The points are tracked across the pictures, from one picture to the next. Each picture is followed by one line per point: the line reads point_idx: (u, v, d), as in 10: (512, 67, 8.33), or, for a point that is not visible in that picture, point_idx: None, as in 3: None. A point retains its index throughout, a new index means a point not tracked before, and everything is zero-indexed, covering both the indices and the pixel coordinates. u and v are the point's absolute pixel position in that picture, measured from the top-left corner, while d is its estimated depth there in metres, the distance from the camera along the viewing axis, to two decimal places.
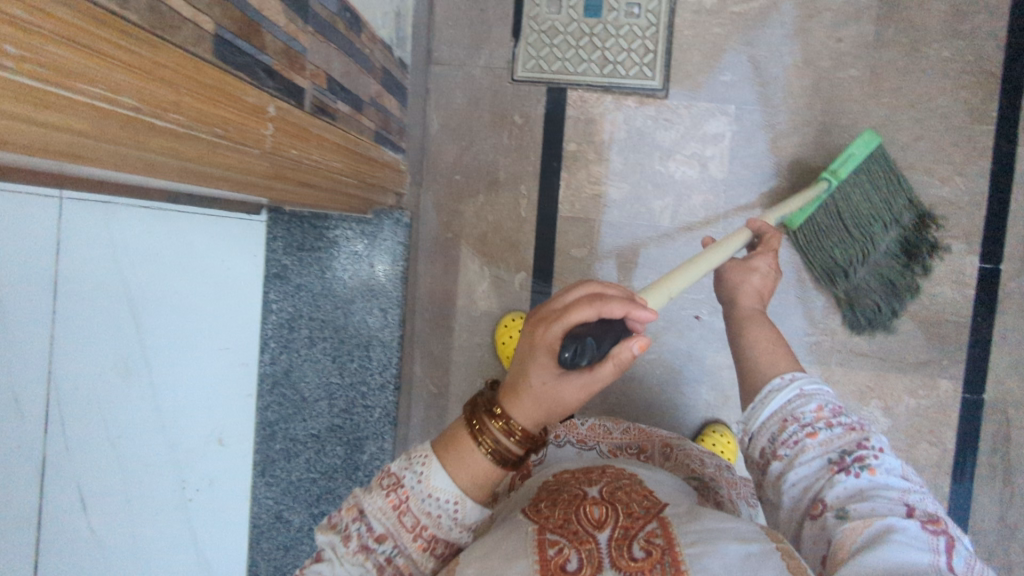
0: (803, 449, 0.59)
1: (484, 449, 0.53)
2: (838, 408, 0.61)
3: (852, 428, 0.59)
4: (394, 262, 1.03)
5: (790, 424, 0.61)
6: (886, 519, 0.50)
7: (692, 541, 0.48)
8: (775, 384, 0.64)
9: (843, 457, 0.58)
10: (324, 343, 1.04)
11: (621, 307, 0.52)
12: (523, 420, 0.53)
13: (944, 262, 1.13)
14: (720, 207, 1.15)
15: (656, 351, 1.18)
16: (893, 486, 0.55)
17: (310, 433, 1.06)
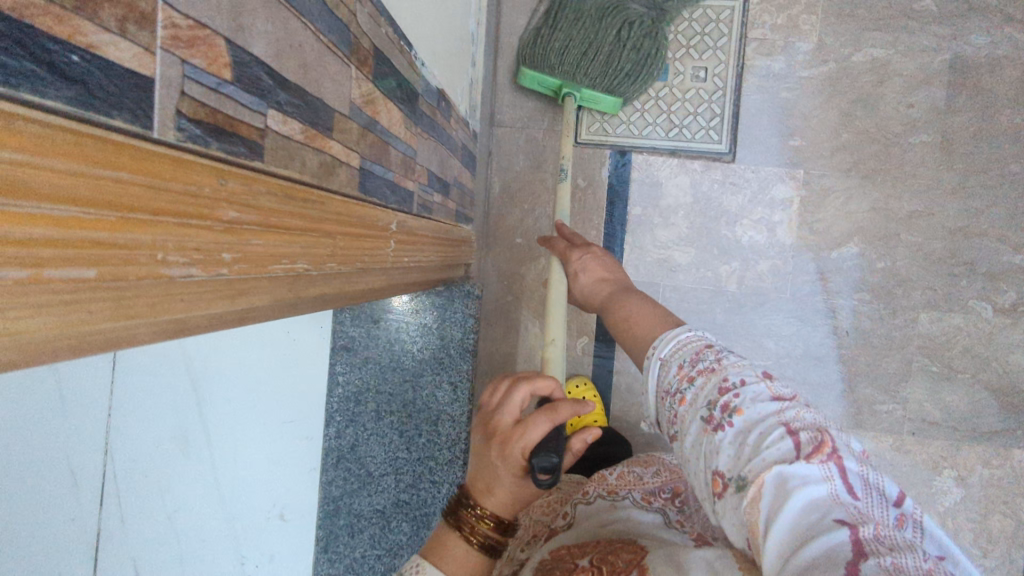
0: (682, 420, 0.53)
1: (466, 539, 0.55)
2: (696, 354, 0.55)
3: (708, 370, 0.53)
4: (464, 333, 1.00)
5: (666, 397, 0.55)
6: (772, 471, 0.43)
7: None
8: (651, 362, 0.59)
9: (712, 409, 0.50)
10: (391, 417, 1.01)
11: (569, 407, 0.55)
12: (497, 515, 0.56)
13: (1019, 329, 1.11)
14: (788, 272, 1.13)
15: None
16: (767, 415, 0.48)
17: (375, 509, 1.02)
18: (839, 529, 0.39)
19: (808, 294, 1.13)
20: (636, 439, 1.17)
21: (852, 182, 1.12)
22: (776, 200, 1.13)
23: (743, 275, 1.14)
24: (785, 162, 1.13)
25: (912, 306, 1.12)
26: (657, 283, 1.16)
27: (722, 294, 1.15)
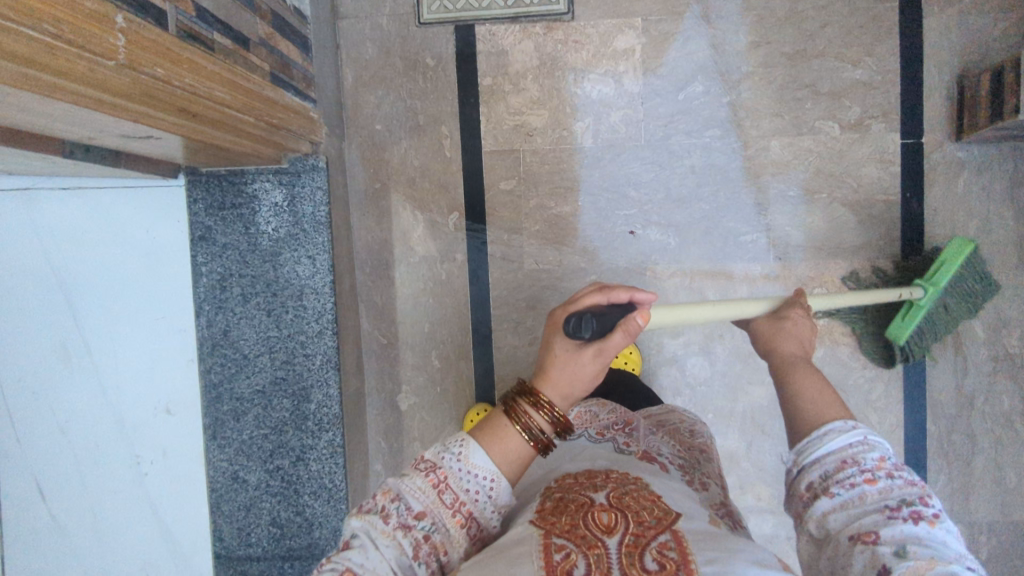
0: (855, 492, 0.52)
1: (519, 428, 0.57)
2: (903, 465, 0.55)
3: (914, 484, 0.53)
4: (316, 208, 1.03)
5: (848, 466, 0.54)
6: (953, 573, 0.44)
7: (708, 559, 0.47)
8: (843, 429, 0.57)
9: (900, 505, 0.51)
10: (257, 299, 1.04)
11: (625, 293, 0.64)
12: (551, 394, 0.59)
13: (867, 143, 1.14)
14: (639, 120, 1.16)
15: (596, 272, 1.18)
16: (952, 547, 0.48)
17: (255, 390, 1.05)
18: None
19: (661, 139, 1.16)
20: (519, 303, 1.20)
21: (689, 24, 1.15)
22: (619, 52, 1.16)
23: (598, 130, 1.17)
24: (622, 12, 1.15)
25: (762, 136, 1.15)
26: (518, 149, 1.18)
27: (581, 151, 1.17)
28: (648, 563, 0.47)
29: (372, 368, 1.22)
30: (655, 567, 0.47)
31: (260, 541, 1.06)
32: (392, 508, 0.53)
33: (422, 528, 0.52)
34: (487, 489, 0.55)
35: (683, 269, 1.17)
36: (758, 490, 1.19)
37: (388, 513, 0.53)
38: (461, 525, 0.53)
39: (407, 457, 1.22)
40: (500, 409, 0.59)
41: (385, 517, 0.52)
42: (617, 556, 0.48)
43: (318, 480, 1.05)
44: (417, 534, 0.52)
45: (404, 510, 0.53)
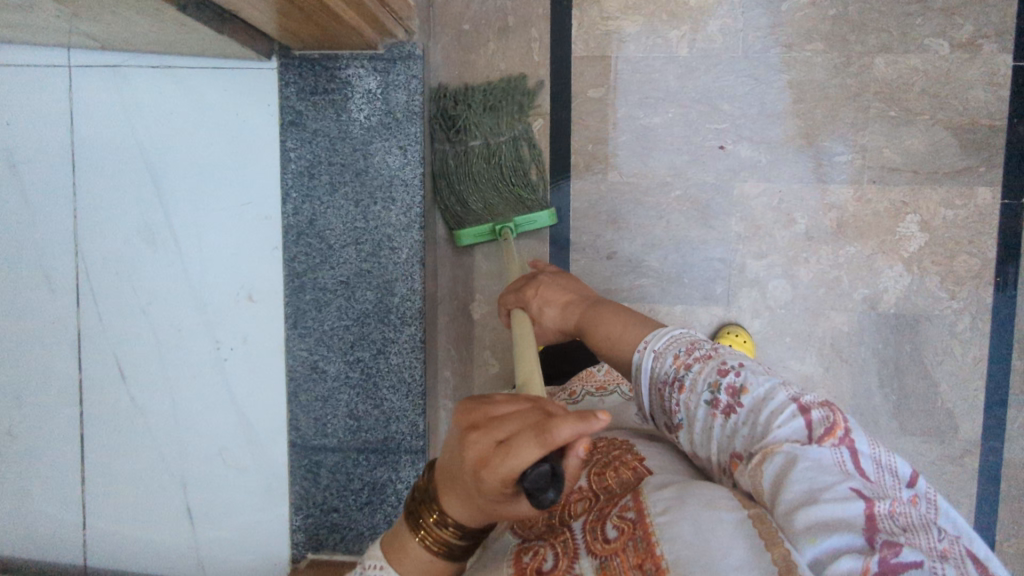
0: (686, 407, 0.57)
1: (426, 543, 0.50)
2: (692, 346, 0.60)
3: (711, 357, 0.58)
4: (410, 96, 1.00)
5: (667, 388, 0.59)
6: (785, 449, 0.48)
7: (662, 508, 0.47)
8: (643, 354, 0.62)
9: (721, 397, 0.55)
10: (346, 188, 1.02)
11: (566, 432, 0.40)
12: (457, 515, 0.48)
13: (977, 64, 1.09)
14: (738, 30, 1.12)
15: (681, 187, 1.15)
16: (775, 392, 0.53)
17: (339, 281, 1.04)
18: (853, 502, 0.44)
19: (760, 51, 1.12)
20: (599, 217, 1.18)
21: None
22: None
23: (693, 38, 1.13)
24: None
25: (866, 52, 1.11)
26: (609, 56, 1.15)
27: (674, 60, 1.13)
28: (608, 532, 0.48)
29: (445, 276, 1.21)
30: (615, 535, 0.47)
31: (336, 432, 1.07)
32: None
33: None
34: None
35: (771, 188, 1.14)
36: None
37: None
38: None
39: (476, 366, 1.22)
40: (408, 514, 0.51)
41: None
42: (583, 535, 0.50)
43: (398, 375, 1.05)
44: None
45: None
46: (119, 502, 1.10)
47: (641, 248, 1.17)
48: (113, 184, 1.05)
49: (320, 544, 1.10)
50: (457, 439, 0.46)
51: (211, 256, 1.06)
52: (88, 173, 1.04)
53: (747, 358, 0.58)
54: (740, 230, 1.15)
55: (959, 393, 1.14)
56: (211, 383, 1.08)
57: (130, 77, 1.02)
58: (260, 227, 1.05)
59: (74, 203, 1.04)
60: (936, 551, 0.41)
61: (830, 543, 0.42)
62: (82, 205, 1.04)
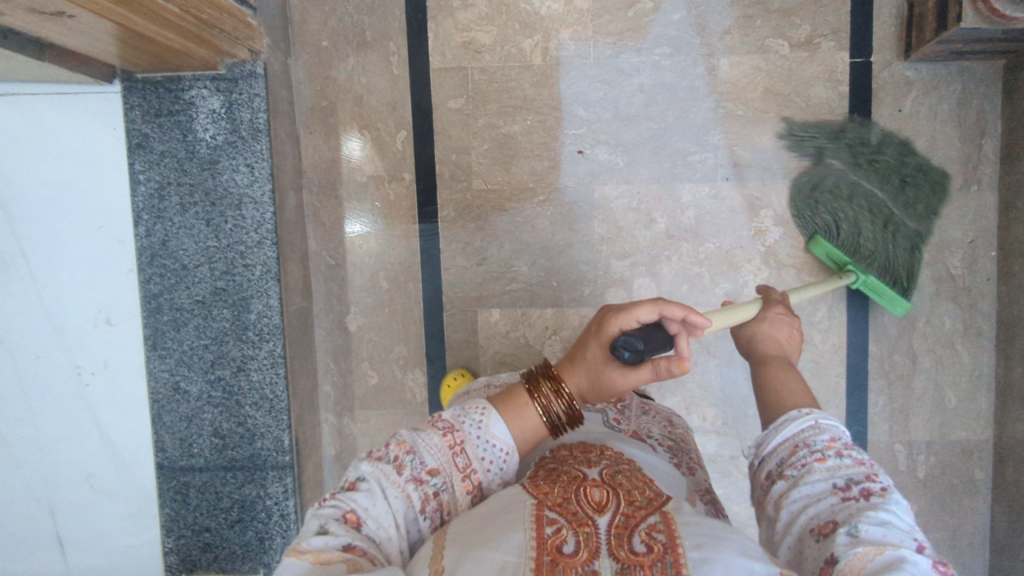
0: (810, 472, 0.54)
1: (539, 404, 0.61)
2: (854, 444, 0.56)
3: (866, 462, 0.54)
4: (254, 115, 1.01)
5: (801, 450, 0.56)
6: (897, 550, 0.45)
7: (696, 542, 0.46)
8: (799, 415, 0.58)
9: (850, 485, 0.52)
10: (197, 208, 1.03)
11: (680, 311, 0.59)
12: (572, 383, 0.63)
13: (816, 62, 1.13)
14: (588, 37, 1.15)
15: (544, 193, 1.18)
16: (909, 521, 0.48)
17: (196, 300, 1.04)
18: None
19: (611, 57, 1.15)
20: (468, 226, 1.19)
21: None
22: None
23: (546, 47, 1.15)
24: None
25: (711, 55, 1.14)
26: (466, 67, 1.17)
27: (530, 69, 1.16)
28: (636, 544, 0.47)
29: (320, 289, 1.22)
30: (643, 549, 0.46)
31: (202, 451, 1.07)
32: (406, 460, 0.55)
33: (433, 485, 0.55)
34: (501, 461, 0.58)
35: (630, 190, 1.16)
36: (703, 411, 1.20)
37: (402, 464, 0.55)
38: (471, 491, 0.56)
39: (357, 377, 1.23)
40: (525, 381, 0.63)
41: (398, 468, 0.54)
42: (605, 536, 0.48)
43: (260, 391, 1.05)
44: (428, 490, 0.54)
45: (419, 465, 0.55)
46: None
47: (511, 253, 1.19)
48: None
49: (194, 565, 1.10)
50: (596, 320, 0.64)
51: (68, 281, 1.04)
52: None
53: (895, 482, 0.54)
54: (603, 232, 1.17)
55: (820, 380, 1.17)
56: (75, 410, 1.06)
57: None
58: (114, 249, 1.05)
59: None
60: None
61: None
62: None
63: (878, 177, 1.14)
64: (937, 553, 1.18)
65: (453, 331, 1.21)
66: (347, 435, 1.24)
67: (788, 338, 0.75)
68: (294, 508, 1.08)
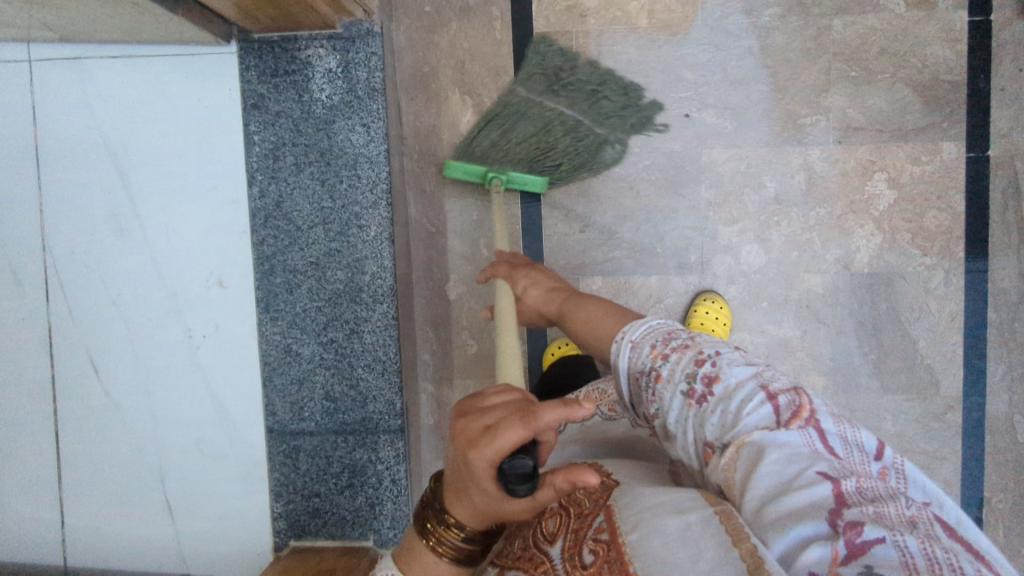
0: (662, 395, 0.58)
1: (434, 550, 0.55)
2: (666, 338, 0.61)
3: (685, 349, 0.59)
4: (370, 73, 1.01)
5: (645, 378, 0.60)
6: (755, 437, 0.48)
7: (631, 526, 0.47)
8: (622, 346, 0.64)
9: (694, 385, 0.56)
10: (311, 168, 1.03)
11: (554, 415, 0.46)
12: (464, 517, 0.53)
13: (933, 21, 1.10)
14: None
15: (649, 157, 1.16)
16: (745, 379, 0.54)
17: (309, 262, 1.04)
18: (819, 483, 0.43)
19: (719, 19, 1.13)
20: (570, 192, 1.18)
21: None
22: None
23: (653, 10, 1.14)
24: None
25: (824, 15, 1.12)
26: (570, 31, 1.16)
27: (635, 32, 1.15)
28: (585, 556, 0.48)
29: (419, 258, 1.21)
30: (591, 559, 0.47)
31: (313, 415, 1.06)
32: None
33: None
34: None
35: (739, 153, 1.14)
36: (813, 379, 1.16)
37: None
38: None
39: (455, 347, 1.21)
40: (418, 531, 0.57)
41: None
42: (560, 562, 0.49)
43: (373, 353, 1.04)
44: None
45: None
46: (96, 500, 1.08)
47: (614, 220, 1.17)
48: (75, 176, 1.03)
49: (303, 531, 1.08)
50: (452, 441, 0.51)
51: (182, 244, 1.05)
52: (51, 167, 1.03)
53: (722, 346, 0.59)
54: (710, 197, 1.15)
55: (938, 349, 1.14)
56: (186, 372, 1.07)
57: (88, 68, 1.02)
58: (229, 211, 1.05)
59: (38, 197, 1.03)
60: (903, 523, 0.39)
61: (798, 529, 0.41)
62: (45, 200, 1.03)
63: (999, 138, 1.10)
64: None
65: None
66: (444, 406, 1.22)
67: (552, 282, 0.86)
68: (406, 474, 1.06)
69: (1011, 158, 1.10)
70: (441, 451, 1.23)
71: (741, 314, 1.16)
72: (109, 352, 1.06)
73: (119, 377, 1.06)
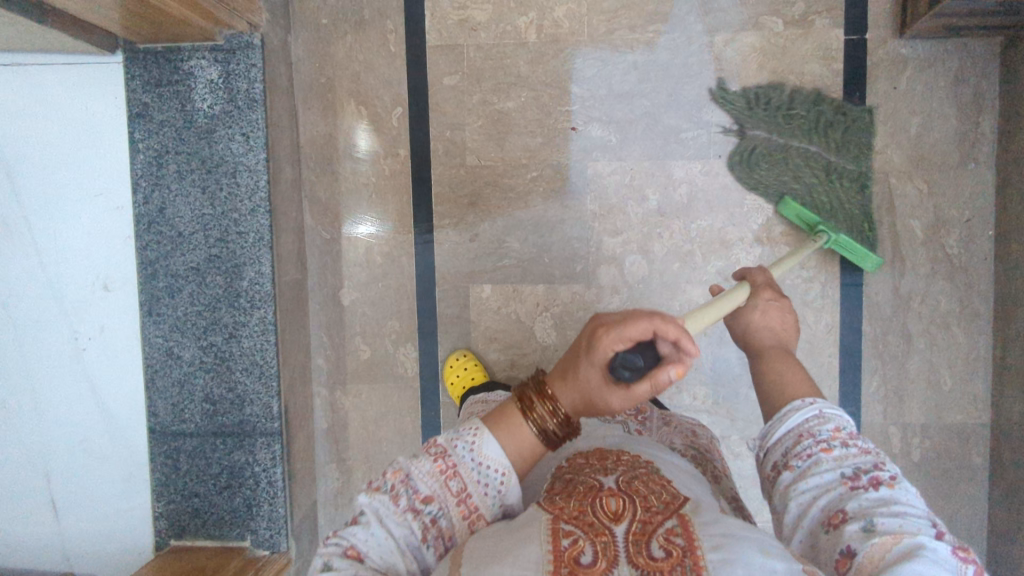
0: (815, 464, 0.56)
1: (533, 424, 0.58)
2: (858, 432, 0.58)
3: (869, 451, 0.56)
4: (250, 85, 1.04)
5: (806, 440, 0.58)
6: (916, 540, 0.47)
7: (715, 544, 0.47)
8: (806, 405, 0.60)
9: (858, 474, 0.54)
10: (193, 176, 1.06)
11: (676, 332, 0.53)
12: (564, 400, 0.59)
13: (810, 39, 1.13)
14: (583, 15, 1.16)
15: (537, 169, 1.18)
16: (917, 505, 0.52)
17: (190, 267, 1.06)
18: None
19: (605, 34, 1.16)
20: (461, 202, 1.20)
21: None
22: None
23: (541, 25, 1.17)
24: None
25: (705, 33, 1.14)
26: (461, 45, 1.18)
27: (525, 46, 1.17)
28: (655, 549, 0.47)
29: (315, 264, 1.23)
30: (662, 554, 0.46)
31: (193, 417, 1.08)
32: (400, 489, 0.55)
33: (428, 514, 0.54)
34: (497, 484, 0.57)
35: (623, 166, 1.17)
36: (695, 390, 1.19)
37: (397, 494, 0.55)
38: (466, 517, 0.55)
39: (350, 351, 1.24)
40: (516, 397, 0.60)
41: (394, 498, 0.54)
42: (623, 542, 0.48)
43: (251, 357, 1.06)
44: (424, 519, 0.54)
45: (412, 494, 0.55)
46: None
47: (503, 230, 1.20)
48: None
49: (182, 531, 1.10)
50: (588, 325, 0.59)
51: (66, 249, 1.05)
52: None
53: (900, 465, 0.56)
54: (596, 209, 1.18)
55: (813, 361, 1.16)
56: (71, 377, 1.07)
57: None
58: (112, 217, 1.07)
59: None
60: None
61: None
62: None
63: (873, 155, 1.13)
64: None
65: (445, 308, 1.22)
66: (339, 409, 1.25)
67: (785, 321, 0.76)
68: (282, 476, 1.09)
69: (886, 175, 1.13)
70: (335, 455, 1.25)
71: None
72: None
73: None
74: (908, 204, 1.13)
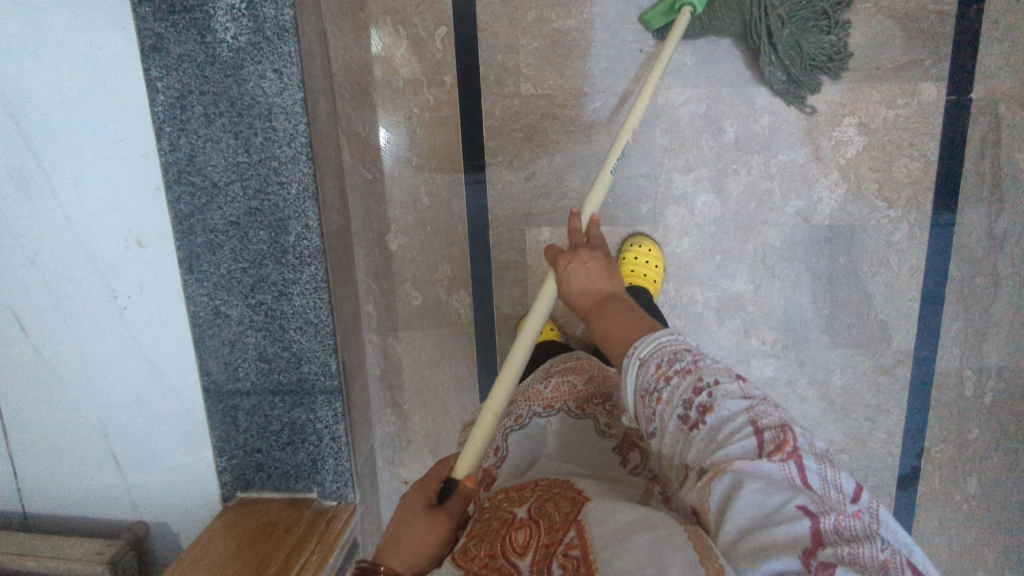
0: (662, 419, 0.53)
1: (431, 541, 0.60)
2: (671, 355, 0.54)
3: (686, 370, 0.52)
4: (278, 11, 0.90)
5: (646, 399, 0.54)
6: (734, 469, 0.45)
7: (605, 545, 0.44)
8: (629, 361, 0.56)
9: (689, 413, 0.51)
10: (223, 119, 0.94)
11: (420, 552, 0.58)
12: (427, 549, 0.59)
13: None
14: None
15: (600, 99, 1.06)
16: (738, 413, 0.49)
17: (229, 221, 0.98)
18: (798, 518, 0.41)
19: None
20: (515, 137, 1.09)
21: None
22: None
23: None
24: None
25: None
26: None
27: None
28: (554, 571, 0.45)
29: (357, 204, 1.14)
30: (559, 574, 0.45)
31: (248, 375, 1.05)
32: None
33: None
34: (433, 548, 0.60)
35: (698, 94, 1.05)
36: (764, 334, 1.14)
37: None
38: None
39: (399, 298, 1.18)
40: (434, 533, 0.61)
41: None
42: None
43: (303, 315, 1.01)
44: None
45: None
46: (50, 462, 1.09)
47: (562, 167, 1.10)
48: None
49: (248, 484, 1.10)
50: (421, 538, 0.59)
51: (92, 203, 0.97)
52: None
53: (715, 364, 0.53)
54: (665, 143, 1.07)
55: (892, 304, 1.10)
56: (116, 336, 1.03)
57: None
58: (136, 166, 0.97)
59: None
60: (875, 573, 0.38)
61: (770, 565, 0.39)
62: None
63: (983, 79, 1.00)
64: (999, 480, 1.14)
65: (499, 252, 1.14)
66: (391, 355, 1.21)
67: (598, 275, 0.70)
68: (345, 430, 1.07)
69: (996, 102, 1.00)
70: (390, 400, 1.23)
71: (693, 267, 1.12)
72: (37, 321, 1.02)
73: (56, 344, 1.03)
74: (1017, 136, 1.01)
